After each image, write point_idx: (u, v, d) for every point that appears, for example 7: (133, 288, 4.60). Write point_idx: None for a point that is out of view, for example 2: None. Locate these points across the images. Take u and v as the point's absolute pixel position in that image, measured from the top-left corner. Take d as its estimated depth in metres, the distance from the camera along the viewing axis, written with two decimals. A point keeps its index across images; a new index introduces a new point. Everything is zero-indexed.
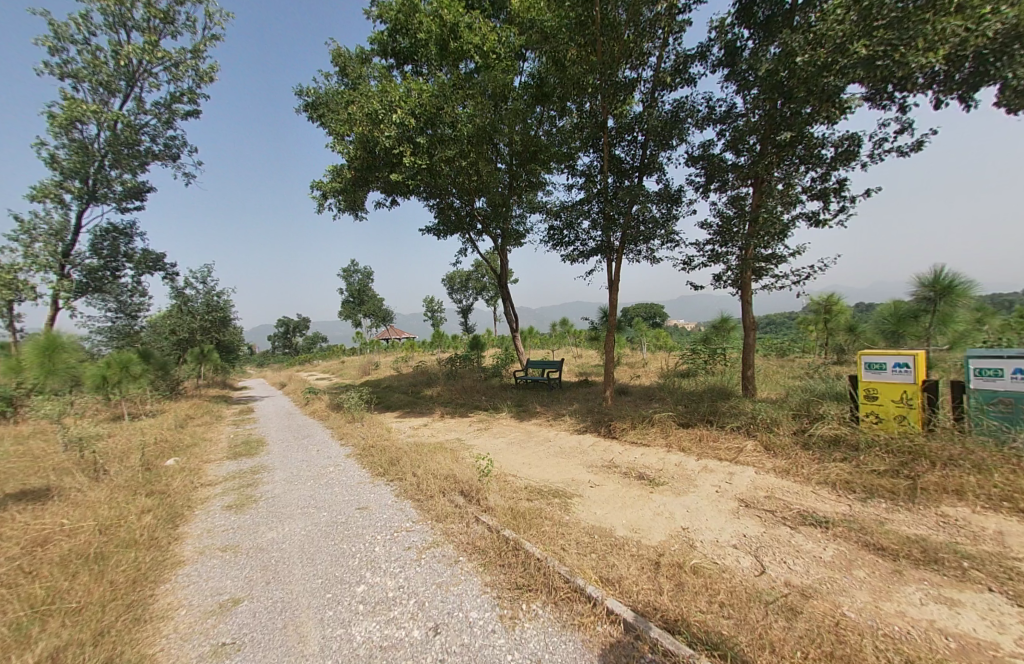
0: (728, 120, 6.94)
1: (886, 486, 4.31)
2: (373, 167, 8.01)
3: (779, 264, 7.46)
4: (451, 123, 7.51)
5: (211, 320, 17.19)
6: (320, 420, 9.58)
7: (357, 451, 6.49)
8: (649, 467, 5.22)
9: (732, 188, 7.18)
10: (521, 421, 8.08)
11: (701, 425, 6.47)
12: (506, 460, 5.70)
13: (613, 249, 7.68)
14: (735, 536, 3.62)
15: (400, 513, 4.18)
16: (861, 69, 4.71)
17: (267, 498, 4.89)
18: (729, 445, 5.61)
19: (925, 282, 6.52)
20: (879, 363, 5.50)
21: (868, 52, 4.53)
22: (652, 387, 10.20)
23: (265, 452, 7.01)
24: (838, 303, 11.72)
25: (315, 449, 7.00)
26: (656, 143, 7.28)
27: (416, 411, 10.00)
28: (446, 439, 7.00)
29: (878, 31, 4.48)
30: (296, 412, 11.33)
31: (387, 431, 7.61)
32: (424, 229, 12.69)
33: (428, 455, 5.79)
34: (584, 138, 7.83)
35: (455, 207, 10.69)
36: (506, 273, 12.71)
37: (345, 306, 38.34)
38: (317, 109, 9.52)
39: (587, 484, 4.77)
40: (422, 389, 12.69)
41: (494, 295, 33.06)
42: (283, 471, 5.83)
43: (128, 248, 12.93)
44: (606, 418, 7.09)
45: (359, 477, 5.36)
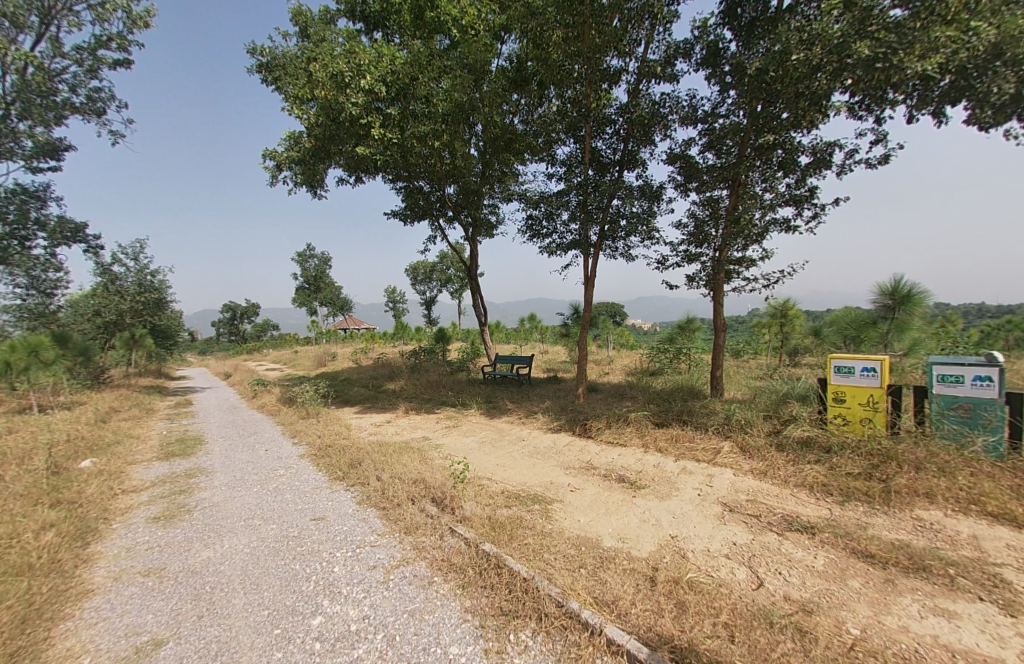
0: (709, 120, 6.84)
1: (862, 489, 4.32)
2: (336, 140, 7.28)
3: (750, 267, 7.50)
4: (425, 98, 6.95)
5: (144, 302, 15.55)
6: (270, 415, 8.79)
7: (312, 451, 5.89)
8: (628, 469, 5.03)
9: (709, 189, 7.12)
10: (491, 418, 7.73)
11: (676, 425, 6.37)
12: (478, 462, 5.32)
13: (591, 245, 7.38)
14: (726, 544, 3.46)
15: (363, 524, 3.72)
16: (858, 71, 4.54)
17: (203, 507, 4.25)
18: (706, 446, 5.52)
19: (886, 290, 6.73)
20: (847, 367, 5.56)
21: (869, 53, 4.36)
22: (622, 385, 10.12)
23: (203, 452, 6.24)
24: (794, 308, 12.17)
25: (262, 449, 6.31)
26: (638, 137, 7.05)
27: (377, 406, 9.41)
28: (411, 438, 6.52)
29: (876, 34, 4.37)
30: (241, 405, 10.38)
31: (345, 428, 7.01)
32: (390, 213, 11.95)
33: (394, 456, 5.31)
34: (566, 126, 7.61)
35: (424, 192, 10.10)
36: (475, 264, 12.22)
37: (299, 293, 36.27)
38: (272, 72, 8.62)
39: (566, 488, 4.49)
40: (383, 383, 12.06)
41: (458, 287, 32.36)
42: (224, 475, 5.15)
43: (40, 215, 11.32)
44: (581, 416, 6.87)
45: (314, 482, 4.81)
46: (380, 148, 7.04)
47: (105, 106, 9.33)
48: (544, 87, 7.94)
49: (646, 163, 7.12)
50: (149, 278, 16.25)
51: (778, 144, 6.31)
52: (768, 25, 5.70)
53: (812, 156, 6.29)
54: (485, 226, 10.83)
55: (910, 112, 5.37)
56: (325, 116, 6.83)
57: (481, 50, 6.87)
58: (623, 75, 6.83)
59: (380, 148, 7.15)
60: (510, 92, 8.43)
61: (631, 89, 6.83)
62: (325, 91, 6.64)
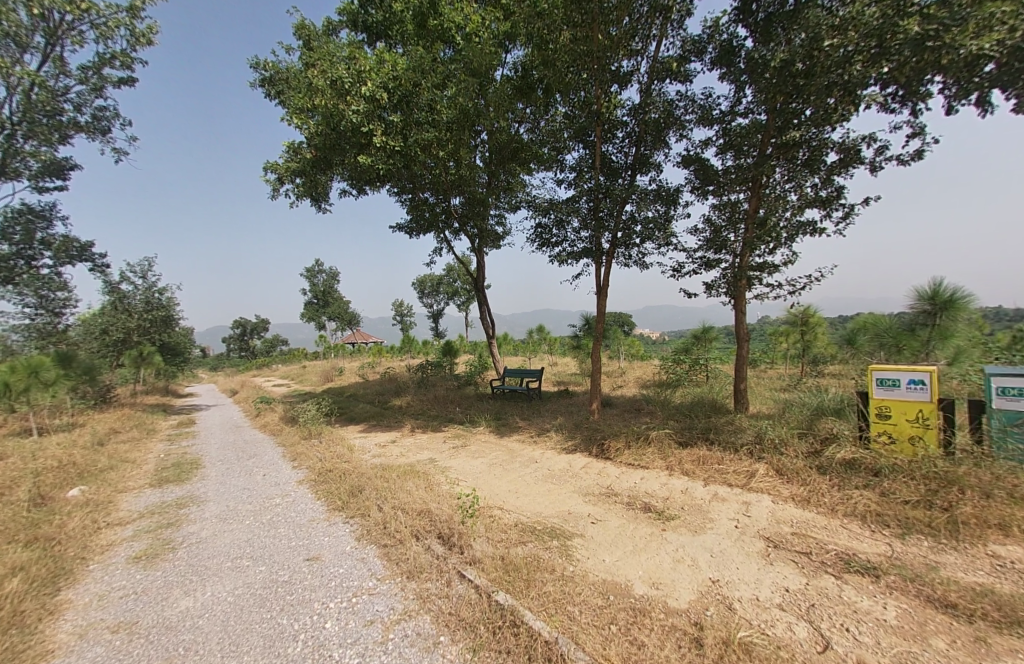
0: (726, 120, 6.48)
1: (923, 520, 3.82)
2: (339, 151, 7.05)
3: (773, 273, 7.09)
4: (428, 105, 6.72)
5: (152, 320, 15.48)
6: (272, 435, 8.45)
7: (312, 477, 5.51)
8: (653, 496, 4.56)
9: (727, 192, 6.73)
10: (501, 437, 7.30)
11: (701, 444, 5.90)
12: (489, 488, 4.91)
13: (603, 252, 7.00)
14: (778, 591, 2.99)
15: (362, 566, 3.32)
16: (907, 52, 4.28)
17: (190, 544, 3.88)
18: (737, 469, 5.03)
19: (925, 295, 6.25)
20: (891, 379, 5.07)
21: (918, 31, 4.10)
22: (637, 399, 9.63)
23: (199, 477, 5.90)
24: (815, 315, 11.65)
25: (260, 473, 5.95)
26: (652, 140, 6.69)
27: (382, 424, 9.03)
28: (417, 461, 6.11)
29: (925, 11, 4.10)
30: (243, 424, 10.06)
31: (348, 450, 6.63)
32: (395, 227, 11.77)
33: (398, 482, 4.92)
34: (575, 130, 7.21)
35: (429, 203, 9.85)
36: (482, 276, 11.91)
37: (308, 308, 36.33)
38: (275, 85, 8.50)
39: (586, 520, 4.06)
40: (389, 399, 11.70)
41: (465, 300, 32.19)
42: (217, 505, 4.80)
43: (46, 234, 11.29)
44: (597, 434, 6.42)
45: (312, 513, 4.43)
46: (383, 157, 6.79)
47: (110, 124, 9.27)
48: (550, 94, 7.76)
49: (660, 167, 6.75)
50: (156, 295, 16.22)
51: (803, 141, 5.91)
52: (786, 19, 5.33)
53: (839, 154, 5.91)
54: (492, 237, 10.55)
55: (949, 103, 4.98)
56: (326, 124, 6.61)
57: (487, 54, 6.62)
58: (634, 75, 6.51)
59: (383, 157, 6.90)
60: (516, 101, 8.22)
61: (642, 89, 6.49)
62: (326, 100, 6.44)
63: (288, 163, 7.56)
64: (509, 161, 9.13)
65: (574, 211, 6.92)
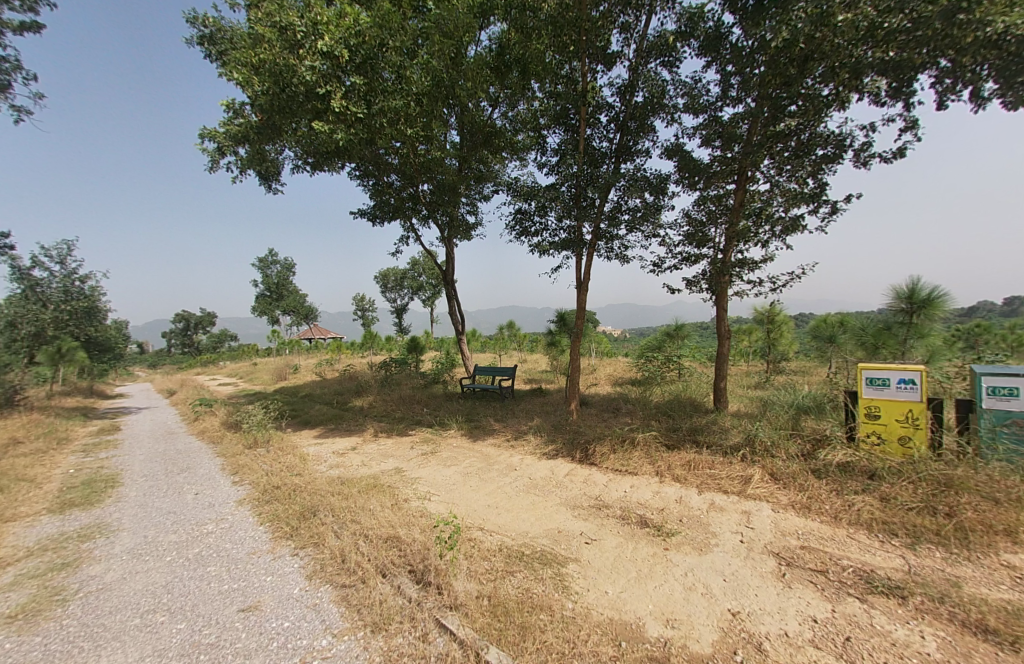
0: (714, 109, 6.22)
1: (930, 528, 3.61)
2: (291, 119, 6.20)
3: (753, 272, 6.86)
4: (395, 70, 5.97)
5: (73, 312, 13.66)
6: (211, 443, 7.45)
7: (256, 495, 4.72)
8: (648, 508, 4.14)
9: (712, 184, 6.45)
10: (475, 441, 6.72)
11: (688, 447, 5.56)
12: (465, 504, 4.34)
13: (585, 243, 6.53)
14: (806, 622, 2.62)
15: (314, 619, 2.68)
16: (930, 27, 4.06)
17: (88, 595, 3.07)
18: (731, 473, 4.71)
19: (902, 293, 6.23)
20: (881, 378, 4.85)
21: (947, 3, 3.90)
22: (613, 397, 9.34)
23: (114, 500, 4.95)
24: (781, 313, 11.82)
25: (192, 492, 5.07)
26: (638, 125, 6.26)
27: (341, 428, 8.21)
28: (381, 472, 5.43)
29: None
30: (178, 430, 8.91)
31: (300, 461, 5.82)
32: (356, 213, 10.85)
33: (359, 500, 4.25)
34: (555, 113, 6.69)
35: (394, 187, 9.04)
36: (451, 268, 11.23)
37: (260, 301, 33.95)
38: (215, 44, 7.41)
39: (579, 540, 3.57)
40: (349, 399, 10.83)
41: (431, 294, 31.22)
42: (131, 537, 3.94)
43: None
44: (579, 437, 5.97)
45: (253, 543, 3.70)
46: (343, 128, 6.02)
47: (9, 77, 7.80)
48: (526, 79, 7.27)
49: (645, 154, 6.33)
50: (77, 284, 14.34)
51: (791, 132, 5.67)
52: None
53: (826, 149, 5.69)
54: (462, 228, 9.90)
55: (939, 98, 4.88)
56: (274, 84, 5.74)
57: (463, 15, 5.97)
58: (621, 53, 6.06)
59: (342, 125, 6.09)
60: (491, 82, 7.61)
61: (629, 70, 6.06)
62: (276, 56, 5.61)
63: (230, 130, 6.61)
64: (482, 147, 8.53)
65: (557, 197, 6.31)
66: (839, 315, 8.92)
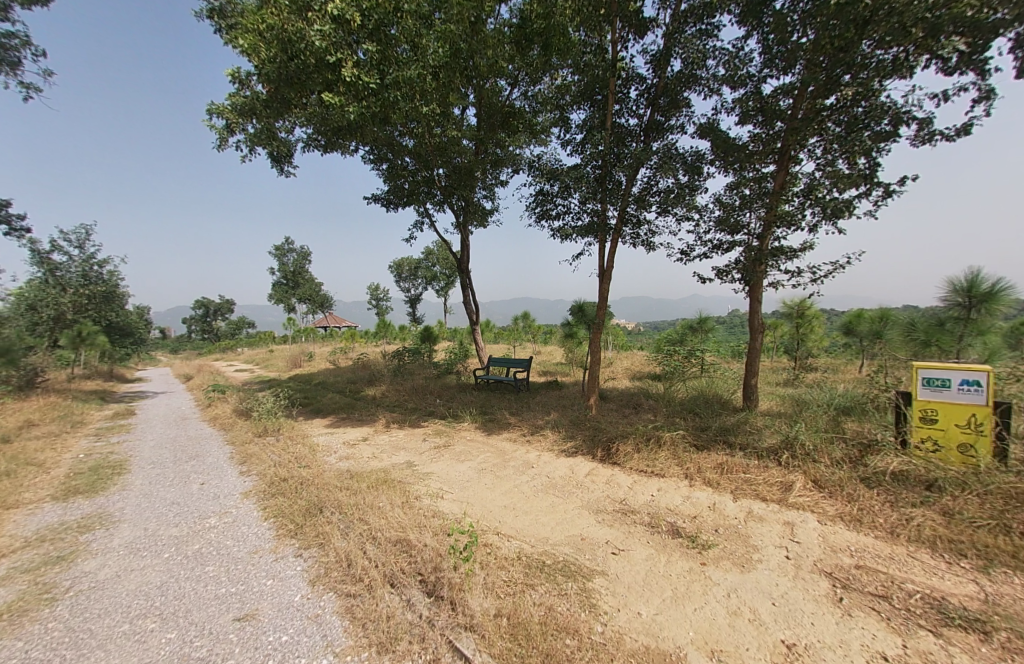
0: (754, 82, 5.69)
1: (1005, 550, 3.18)
2: (300, 89, 5.90)
3: (789, 262, 6.37)
4: (411, 39, 5.60)
5: (92, 297, 13.77)
6: (222, 430, 7.31)
7: (263, 487, 4.51)
8: (679, 515, 3.79)
9: (750, 165, 5.96)
10: (489, 435, 6.44)
11: (719, 447, 5.18)
12: (479, 504, 4.05)
13: (610, 228, 6.11)
14: (875, 661, 2.26)
15: (314, 634, 2.41)
16: None
17: (78, 594, 2.87)
18: (769, 478, 4.31)
19: (959, 286, 5.68)
20: (940, 379, 4.37)
21: None
22: (633, 392, 8.95)
23: (119, 487, 4.80)
24: (812, 307, 11.21)
25: (198, 481, 4.90)
26: (671, 100, 5.79)
27: (352, 418, 8.01)
28: (391, 465, 5.18)
29: None
30: (190, 416, 8.84)
31: (310, 452, 5.61)
32: (370, 197, 10.55)
33: (368, 496, 3.99)
34: (581, 88, 6.25)
35: (408, 169, 8.69)
36: (466, 256, 10.90)
37: (276, 289, 34.20)
38: (225, 16, 7.11)
39: (606, 550, 3.25)
40: (362, 388, 10.66)
41: (445, 284, 31.04)
42: (131, 529, 3.76)
43: None
44: (600, 435, 5.62)
45: (255, 541, 3.47)
46: (354, 100, 5.71)
47: (20, 55, 7.67)
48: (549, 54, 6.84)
49: (678, 131, 5.86)
50: (96, 269, 14.45)
51: (841, 107, 5.15)
52: None
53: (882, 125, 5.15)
54: (478, 213, 9.55)
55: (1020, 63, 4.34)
56: (282, 52, 5.43)
57: None
58: (656, 19, 5.59)
59: (353, 95, 5.76)
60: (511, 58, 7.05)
61: (664, 38, 5.57)
62: (285, 21, 5.28)
63: (238, 105, 6.33)
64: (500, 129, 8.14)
65: (581, 177, 5.87)
66: (878, 311, 8.35)
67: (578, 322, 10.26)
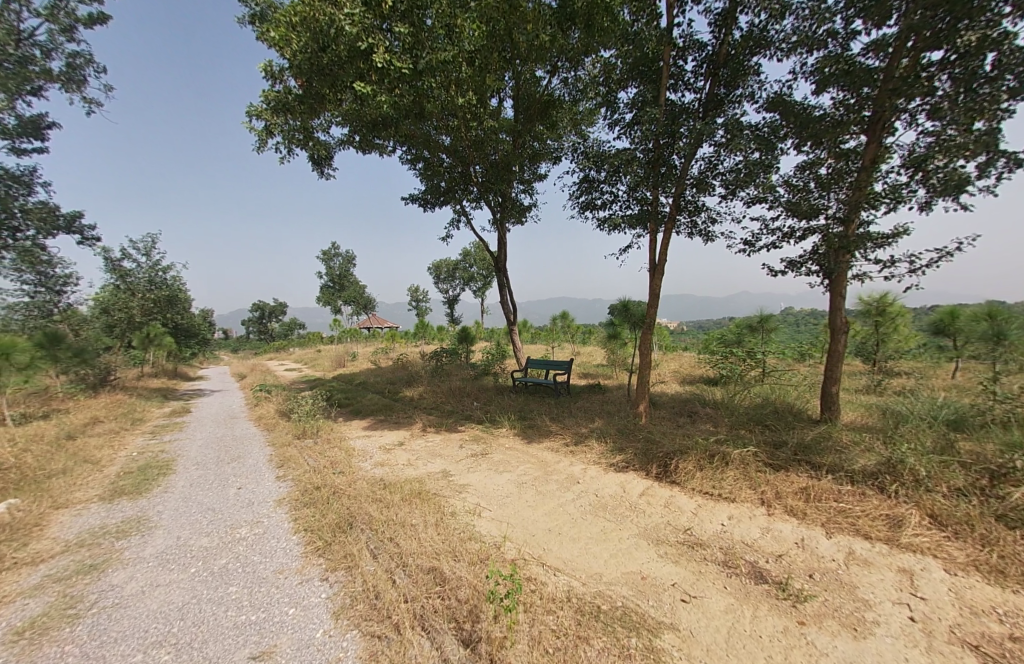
0: (837, 42, 4.90)
1: None
2: (333, 81, 5.75)
3: (878, 250, 5.47)
4: (445, 22, 5.27)
5: (157, 301, 14.68)
6: (265, 430, 7.35)
7: (295, 494, 4.29)
8: (760, 554, 3.19)
9: (830, 138, 5.17)
10: (530, 444, 6.02)
11: (797, 467, 4.46)
12: (522, 525, 3.63)
13: (663, 215, 5.49)
14: None
15: None
16: None
17: (100, 612, 2.71)
18: (869, 511, 3.61)
19: None
20: None
21: None
22: (686, 398, 8.22)
23: (161, 489, 4.77)
24: (894, 303, 9.93)
25: (235, 485, 4.78)
26: (735, 68, 5.11)
27: (390, 420, 7.85)
28: (427, 475, 4.87)
29: None
30: (238, 415, 9.03)
31: (345, 457, 5.41)
32: (407, 197, 10.39)
33: (401, 512, 3.68)
34: (631, 63, 5.68)
35: (445, 164, 8.41)
36: (505, 254, 10.53)
37: (324, 291, 35.56)
38: (264, 18, 7.12)
39: (674, 596, 2.72)
40: (401, 389, 10.54)
41: (484, 283, 31.04)
42: (164, 537, 3.62)
43: (22, 199, 9.97)
44: (654, 447, 5.03)
45: (283, 558, 3.19)
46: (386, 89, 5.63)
47: (84, 73, 8.11)
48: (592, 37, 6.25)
49: (745, 102, 5.16)
50: (160, 275, 15.36)
51: (954, 61, 4.29)
52: None
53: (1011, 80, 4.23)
54: (516, 209, 9.13)
55: None
56: (315, 42, 5.24)
57: None
58: None
59: (385, 83, 5.62)
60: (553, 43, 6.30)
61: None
62: (317, 9, 5.08)
63: (274, 102, 6.19)
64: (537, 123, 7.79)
65: (632, 160, 5.29)
66: (983, 308, 7.17)
67: (621, 321, 9.41)
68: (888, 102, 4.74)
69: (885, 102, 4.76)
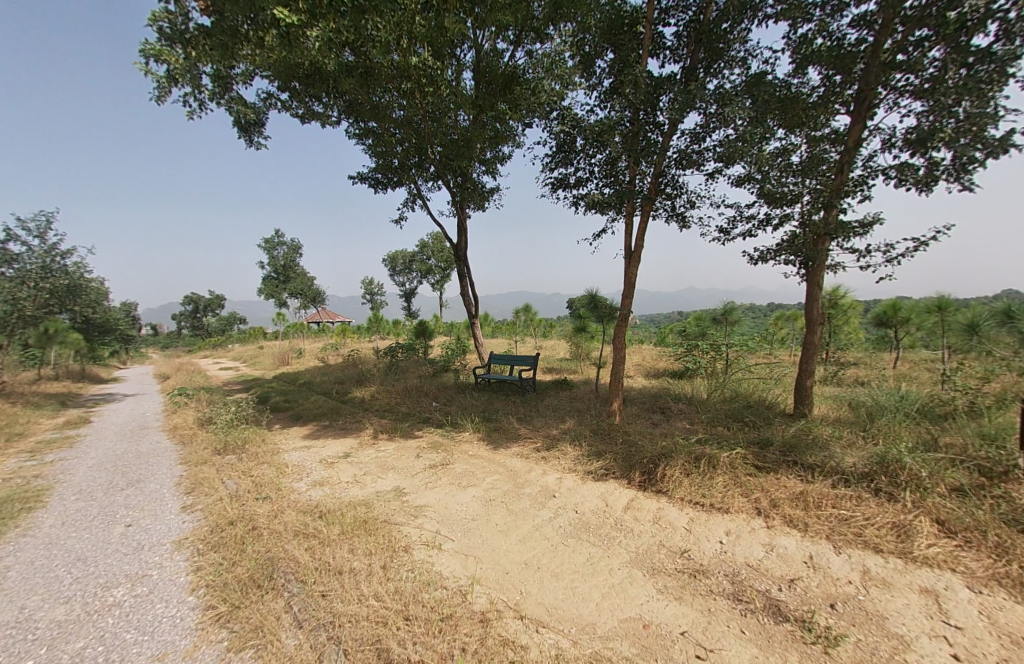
0: (825, 12, 4.58)
1: None
2: (250, 11, 4.68)
3: (855, 239, 5.27)
4: None
5: (55, 291, 11.86)
6: (179, 444, 6.16)
7: (201, 533, 3.36)
8: (773, 582, 2.73)
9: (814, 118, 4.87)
10: (496, 450, 5.36)
11: (788, 470, 4.11)
12: (490, 559, 2.98)
13: (642, 194, 4.96)
14: None
15: None
16: None
17: None
18: (874, 519, 3.29)
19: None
20: None
21: None
22: (656, 393, 7.88)
23: (18, 533, 3.65)
24: (847, 296, 10.17)
25: (124, 522, 3.75)
26: (720, 35, 4.66)
27: (336, 426, 6.90)
28: (375, 496, 4.08)
29: None
30: (151, 426, 7.66)
31: (274, 477, 4.48)
32: (356, 178, 9.38)
33: (337, 554, 2.89)
34: (608, 26, 5.10)
35: (396, 137, 7.48)
36: (464, 242, 9.76)
37: (266, 283, 32.84)
38: None
39: (686, 654, 2.18)
40: (350, 389, 9.51)
41: (442, 276, 29.97)
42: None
43: None
44: (635, 452, 4.53)
45: (167, 635, 2.33)
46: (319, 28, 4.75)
47: None
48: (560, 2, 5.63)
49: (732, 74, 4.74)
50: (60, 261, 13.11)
51: (948, 35, 4.06)
52: None
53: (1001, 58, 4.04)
54: (477, 193, 8.38)
55: None
56: None
57: None
58: None
59: (318, 19, 4.69)
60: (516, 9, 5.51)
61: None
62: None
63: (175, 36, 5.18)
64: (501, 98, 7.12)
65: (611, 130, 4.71)
66: (933, 300, 7.38)
67: (587, 313, 8.91)
68: (876, 79, 4.48)
69: (873, 79, 4.49)
